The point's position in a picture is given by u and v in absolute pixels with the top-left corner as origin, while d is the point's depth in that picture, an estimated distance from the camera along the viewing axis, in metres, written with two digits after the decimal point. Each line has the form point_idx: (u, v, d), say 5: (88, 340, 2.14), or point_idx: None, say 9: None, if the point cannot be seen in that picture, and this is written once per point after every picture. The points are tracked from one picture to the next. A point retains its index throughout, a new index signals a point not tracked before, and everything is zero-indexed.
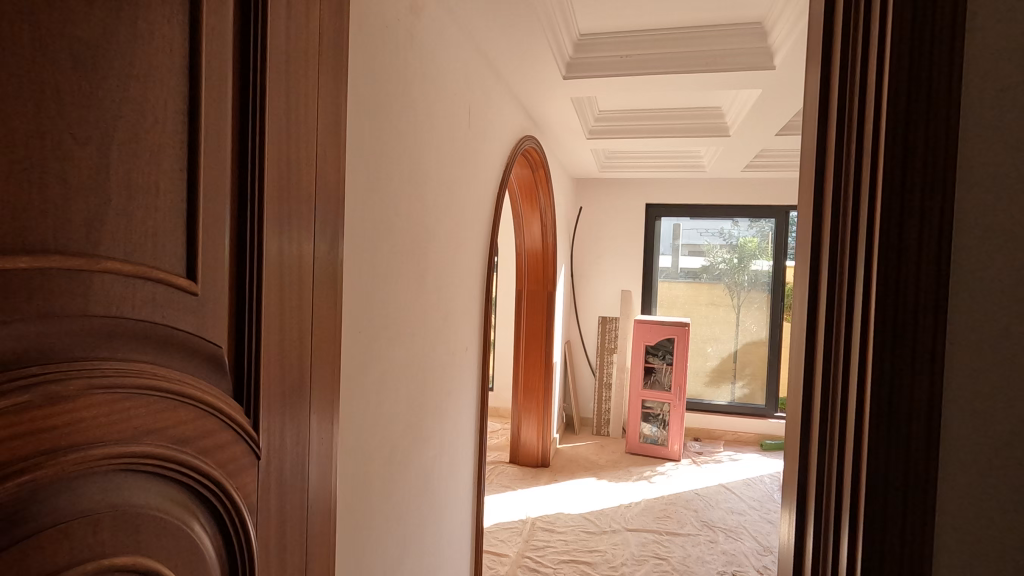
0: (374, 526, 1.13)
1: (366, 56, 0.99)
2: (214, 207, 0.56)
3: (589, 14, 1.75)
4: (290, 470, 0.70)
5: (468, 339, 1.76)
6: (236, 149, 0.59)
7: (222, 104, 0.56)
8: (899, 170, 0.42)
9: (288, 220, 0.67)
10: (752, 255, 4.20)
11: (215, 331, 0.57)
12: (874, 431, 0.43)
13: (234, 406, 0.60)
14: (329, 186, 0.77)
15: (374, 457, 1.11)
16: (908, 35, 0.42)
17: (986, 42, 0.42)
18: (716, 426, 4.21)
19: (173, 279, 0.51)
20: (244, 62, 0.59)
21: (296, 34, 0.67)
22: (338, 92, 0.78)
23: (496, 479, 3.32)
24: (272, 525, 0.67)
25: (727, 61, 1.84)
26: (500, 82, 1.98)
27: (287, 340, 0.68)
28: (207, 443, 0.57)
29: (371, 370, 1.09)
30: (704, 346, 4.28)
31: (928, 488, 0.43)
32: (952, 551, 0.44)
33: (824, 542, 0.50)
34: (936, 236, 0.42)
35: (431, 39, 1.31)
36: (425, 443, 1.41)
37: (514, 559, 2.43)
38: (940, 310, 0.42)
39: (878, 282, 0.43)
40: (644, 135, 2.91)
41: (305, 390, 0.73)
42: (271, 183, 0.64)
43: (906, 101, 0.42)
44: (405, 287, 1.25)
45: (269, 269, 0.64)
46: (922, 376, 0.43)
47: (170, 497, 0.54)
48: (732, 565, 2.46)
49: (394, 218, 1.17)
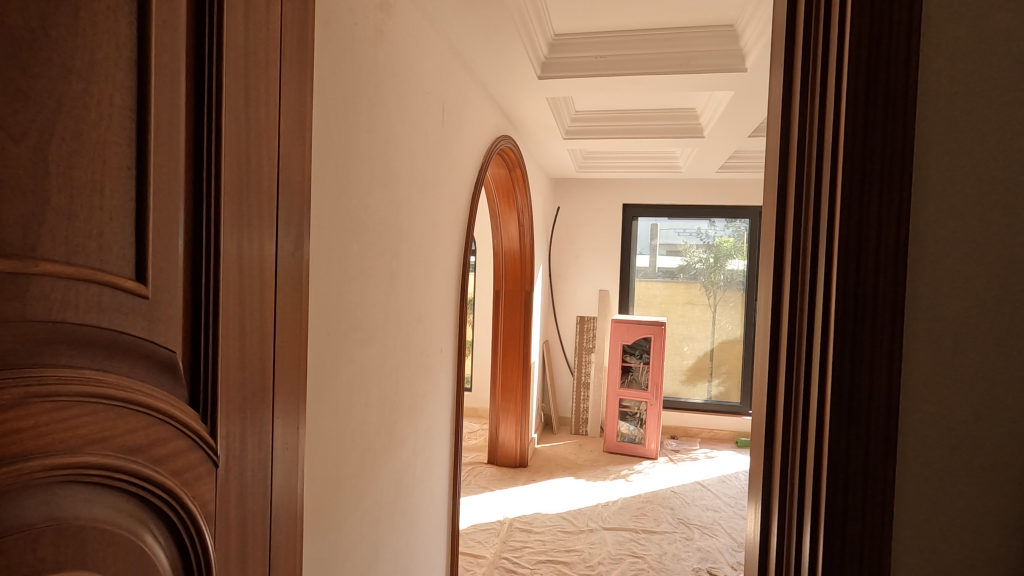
0: (346, 529, 1.12)
1: (333, 54, 0.98)
2: (165, 206, 0.54)
3: (564, 14, 1.75)
4: (251, 476, 0.69)
5: (443, 341, 1.75)
6: (191, 147, 0.57)
7: (175, 101, 0.54)
8: (858, 171, 0.43)
9: (248, 219, 0.65)
10: (727, 254, 4.26)
11: (168, 334, 0.55)
12: (834, 431, 0.44)
13: (189, 412, 0.58)
14: (294, 185, 0.75)
15: (344, 461, 1.10)
16: (865, 40, 0.42)
17: (938, 45, 0.43)
18: (692, 424, 4.26)
19: (120, 282, 0.49)
20: (199, 56, 0.57)
21: (255, 29, 0.65)
22: (303, 91, 0.76)
23: (474, 480, 3.31)
24: (233, 533, 0.65)
25: (701, 63, 1.85)
26: (474, 81, 1.96)
27: (248, 342, 0.66)
28: (160, 451, 0.55)
29: (341, 371, 1.07)
30: (680, 345, 4.33)
31: (886, 486, 0.43)
32: (909, 547, 0.44)
33: (787, 541, 0.50)
34: (895, 235, 0.43)
35: (402, 37, 1.29)
36: (399, 444, 1.40)
37: (491, 560, 2.42)
38: (898, 312, 0.43)
39: (838, 286, 0.43)
40: (621, 136, 2.92)
41: (268, 394, 0.71)
42: (229, 180, 0.62)
43: (864, 103, 0.42)
44: (376, 288, 1.23)
45: (228, 270, 0.62)
46: (880, 377, 0.43)
47: (118, 508, 0.52)
48: (707, 562, 2.49)
49: (365, 218, 1.15)
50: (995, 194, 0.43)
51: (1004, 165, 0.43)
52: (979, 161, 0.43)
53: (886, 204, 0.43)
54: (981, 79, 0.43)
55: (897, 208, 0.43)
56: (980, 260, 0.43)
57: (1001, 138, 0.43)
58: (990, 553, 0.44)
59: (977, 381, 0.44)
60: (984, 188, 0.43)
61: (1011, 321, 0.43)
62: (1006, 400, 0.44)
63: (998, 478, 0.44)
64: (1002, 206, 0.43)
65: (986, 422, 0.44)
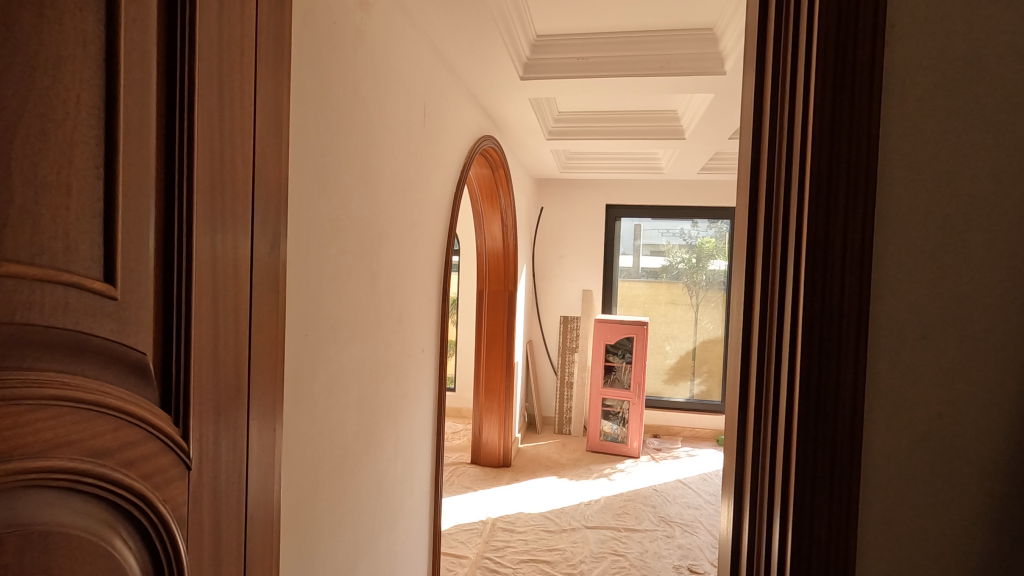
0: (325, 530, 1.11)
1: (311, 52, 0.97)
2: (136, 205, 0.53)
3: (545, 15, 1.75)
4: (225, 479, 0.68)
5: (425, 340, 1.75)
6: (161, 145, 0.56)
7: (145, 100, 0.53)
8: (825, 171, 0.43)
9: (222, 218, 0.64)
10: (709, 255, 4.31)
11: (138, 336, 0.55)
12: (801, 426, 0.45)
13: (161, 415, 0.58)
14: (270, 182, 0.74)
15: (322, 463, 1.09)
16: (832, 45, 0.43)
17: (902, 51, 0.44)
18: (675, 423, 4.31)
19: (88, 283, 0.49)
20: (170, 52, 0.56)
21: (230, 29, 0.64)
22: (279, 89, 0.76)
23: (457, 480, 3.30)
24: (206, 536, 0.65)
25: (681, 65, 1.87)
26: (456, 81, 1.96)
27: (222, 342, 0.65)
28: (130, 454, 0.55)
29: (319, 373, 1.06)
30: (663, 344, 4.37)
31: (852, 483, 0.44)
32: (874, 540, 0.45)
33: (758, 538, 0.51)
34: (859, 238, 0.44)
35: (383, 36, 1.29)
36: (379, 446, 1.39)
37: (473, 560, 2.42)
38: (863, 311, 0.44)
39: (806, 285, 0.44)
40: (604, 136, 2.94)
41: (243, 394, 0.70)
42: (202, 177, 0.61)
43: (831, 107, 0.43)
44: (356, 288, 1.22)
45: (201, 269, 0.61)
46: (846, 373, 0.44)
47: (86, 513, 0.51)
48: (688, 559, 2.52)
49: (344, 218, 1.14)
50: (960, 198, 0.44)
51: (969, 170, 0.44)
52: (946, 167, 0.44)
53: (852, 207, 0.44)
54: (947, 85, 0.44)
55: (862, 208, 0.44)
56: (947, 263, 0.44)
57: (966, 145, 0.44)
58: (953, 550, 0.45)
59: (942, 381, 0.45)
60: (949, 192, 0.44)
61: (975, 323, 0.45)
62: (971, 401, 0.45)
63: (964, 475, 0.45)
64: (966, 212, 0.44)
65: (949, 423, 0.45)
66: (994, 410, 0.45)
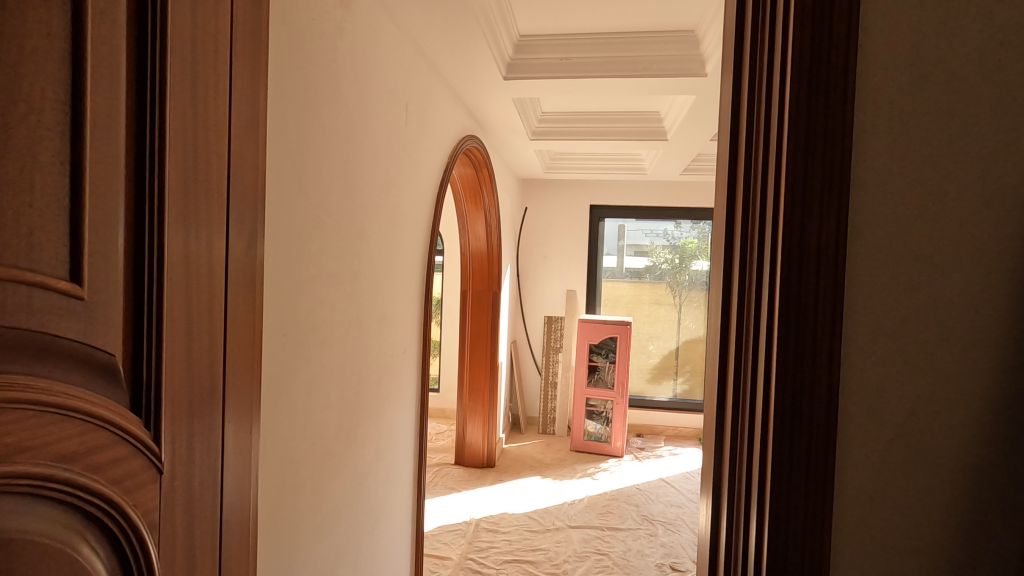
0: (305, 533, 1.10)
1: (289, 50, 0.95)
2: (104, 203, 0.52)
3: (529, 15, 1.75)
4: (199, 483, 0.66)
5: (407, 341, 1.74)
6: (132, 142, 0.55)
7: (114, 95, 0.52)
8: (799, 172, 0.44)
9: (195, 216, 0.63)
10: (692, 255, 4.35)
11: (107, 337, 0.53)
12: (778, 424, 0.45)
13: (131, 418, 0.56)
14: (246, 181, 0.73)
15: (302, 465, 1.07)
16: (807, 48, 0.44)
17: (876, 54, 0.44)
18: (658, 422, 4.34)
19: (53, 283, 0.47)
20: (140, 47, 0.55)
21: (204, 25, 0.63)
22: (256, 87, 0.74)
23: (440, 481, 3.29)
24: (179, 542, 0.63)
25: (663, 67, 1.89)
26: (439, 80, 1.95)
27: (195, 343, 0.64)
28: (98, 458, 0.53)
29: (299, 374, 1.05)
30: (646, 344, 4.40)
31: (827, 483, 0.45)
32: (848, 536, 0.46)
33: (735, 537, 0.51)
34: (834, 238, 0.44)
35: (364, 34, 1.27)
36: (361, 447, 1.38)
37: (456, 562, 2.41)
38: (837, 311, 0.44)
39: (782, 284, 0.45)
40: (588, 137, 2.95)
41: (218, 396, 0.69)
42: (174, 174, 0.60)
43: (805, 109, 0.44)
44: (337, 289, 1.21)
45: (173, 268, 0.60)
46: (821, 371, 0.45)
47: (51, 520, 0.50)
48: (670, 557, 2.53)
49: (324, 216, 1.13)
50: (935, 201, 0.45)
51: (945, 178, 0.45)
52: (922, 174, 0.45)
53: (826, 207, 0.44)
54: (922, 89, 0.44)
55: (836, 208, 0.44)
56: (921, 268, 0.45)
57: (942, 154, 0.44)
58: (925, 555, 0.46)
59: (917, 383, 0.45)
60: (922, 193, 0.45)
61: (949, 330, 0.45)
62: (947, 409, 0.46)
63: (936, 472, 0.46)
64: (941, 222, 0.45)
65: (924, 430, 0.46)
66: (968, 406, 0.45)
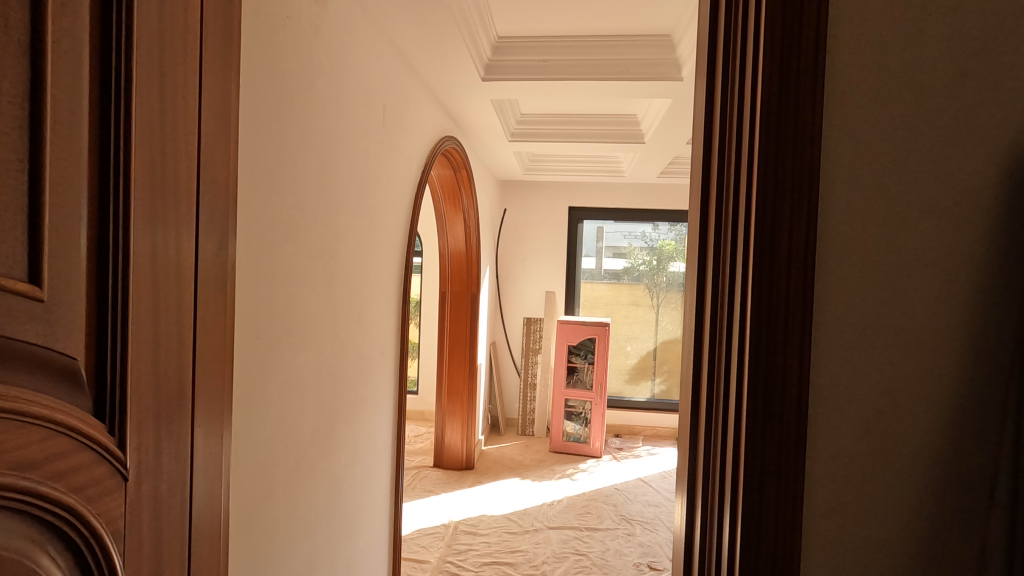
0: (279, 539, 1.08)
1: (262, 46, 0.94)
2: (65, 202, 0.50)
3: (507, 17, 1.76)
4: (167, 490, 0.65)
5: (385, 343, 1.72)
6: (95, 140, 0.53)
7: (76, 90, 0.51)
8: (771, 175, 0.45)
9: (163, 215, 0.61)
10: (670, 257, 4.40)
11: (68, 340, 0.52)
12: (750, 422, 0.46)
13: (93, 423, 0.54)
14: (217, 180, 0.72)
15: (275, 469, 1.05)
16: (777, 53, 0.44)
17: (845, 59, 0.45)
18: (636, 422, 4.38)
19: (13, 285, 0.46)
20: (105, 42, 0.54)
21: (172, 20, 0.62)
22: (228, 84, 0.73)
23: (419, 484, 3.26)
24: (146, 551, 0.62)
25: (640, 70, 1.91)
26: (417, 80, 1.94)
27: (163, 346, 0.62)
28: (60, 465, 0.51)
29: (272, 378, 1.03)
30: (624, 345, 4.44)
31: (798, 480, 0.46)
32: (817, 533, 0.47)
33: (709, 536, 0.52)
34: (804, 240, 0.45)
35: (340, 32, 1.26)
36: (337, 450, 1.36)
37: (435, 565, 2.40)
38: (807, 311, 0.45)
39: (753, 285, 0.45)
40: (566, 139, 2.96)
41: (187, 399, 0.67)
42: (141, 171, 0.58)
43: (777, 113, 0.44)
44: (312, 291, 1.20)
45: (140, 269, 0.58)
46: (791, 370, 0.45)
47: (11, 531, 0.48)
48: (648, 556, 2.56)
49: (299, 216, 1.12)
50: (901, 204, 0.46)
51: (912, 183, 0.46)
52: (890, 178, 0.46)
53: (796, 209, 0.45)
54: (889, 96, 0.45)
55: (806, 210, 0.45)
56: (889, 270, 0.46)
57: (908, 159, 0.46)
58: (891, 551, 0.47)
59: (886, 382, 0.47)
60: (888, 195, 0.46)
61: (916, 331, 0.47)
62: (913, 409, 0.47)
63: (903, 467, 0.47)
64: (908, 226, 0.46)
65: (891, 429, 0.47)
66: (933, 403, 0.47)
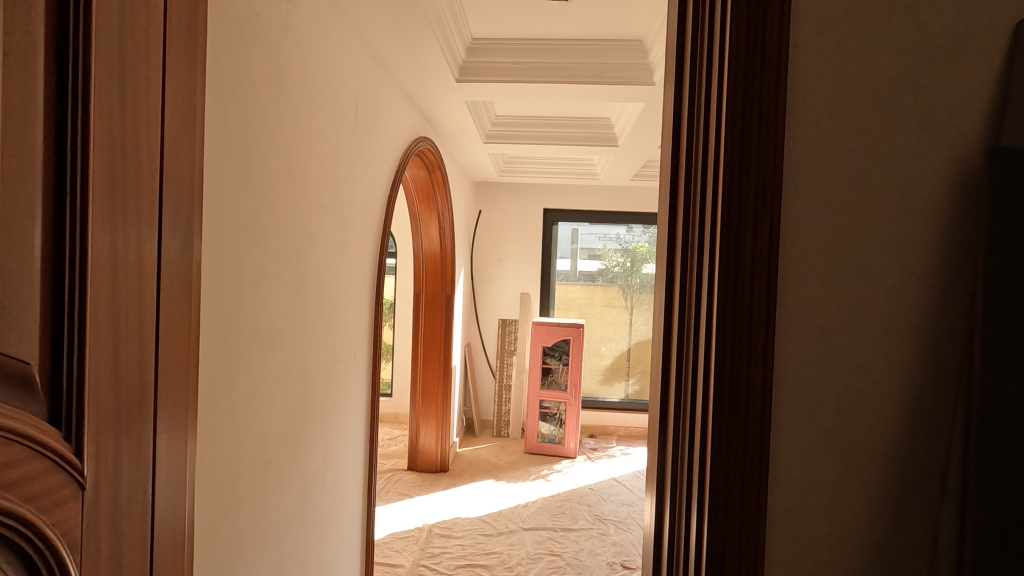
0: (246, 546, 1.06)
1: (229, 43, 0.92)
2: (18, 199, 0.48)
3: (481, 19, 1.76)
4: (127, 496, 0.63)
5: (357, 346, 1.70)
6: (51, 137, 0.52)
7: (30, 85, 0.49)
8: (735, 180, 0.46)
9: (123, 215, 0.59)
10: (643, 259, 4.46)
11: (20, 344, 0.50)
12: (716, 422, 0.47)
13: (48, 430, 0.52)
14: (181, 177, 0.70)
15: (242, 475, 1.03)
16: (741, 61, 0.45)
17: (806, 68, 0.47)
18: (610, 422, 4.42)
19: None
20: (61, 35, 0.52)
21: (133, 14, 0.60)
22: (193, 80, 0.71)
23: (392, 487, 3.23)
24: (104, 560, 0.60)
25: (613, 75, 1.93)
26: (390, 80, 1.93)
27: (123, 350, 0.60)
28: (12, 474, 0.49)
29: (239, 381, 1.01)
30: (598, 346, 4.48)
31: (761, 477, 0.47)
32: (781, 529, 0.48)
33: (677, 533, 0.53)
34: (767, 243, 0.46)
35: (310, 30, 1.24)
36: (308, 454, 1.34)
37: (409, 568, 2.38)
38: (771, 313, 0.46)
39: (719, 287, 0.46)
40: (541, 142, 2.97)
41: (149, 405, 0.65)
42: (99, 169, 0.56)
43: (740, 120, 0.45)
44: (282, 292, 1.18)
45: (98, 268, 0.57)
46: (755, 370, 0.46)
47: None
48: (621, 555, 2.58)
49: (268, 216, 1.09)
50: (859, 208, 0.47)
51: (875, 192, 0.47)
52: (852, 185, 0.47)
53: (760, 213, 0.46)
54: (848, 105, 0.47)
55: (769, 214, 0.46)
56: (851, 273, 0.48)
57: (870, 167, 0.47)
58: (854, 548, 0.49)
59: (845, 380, 0.48)
60: (847, 200, 0.47)
61: (879, 333, 0.48)
62: (873, 409, 0.48)
63: (863, 463, 0.48)
64: (867, 232, 0.48)
65: (852, 429, 0.48)
66: (892, 401, 0.48)
